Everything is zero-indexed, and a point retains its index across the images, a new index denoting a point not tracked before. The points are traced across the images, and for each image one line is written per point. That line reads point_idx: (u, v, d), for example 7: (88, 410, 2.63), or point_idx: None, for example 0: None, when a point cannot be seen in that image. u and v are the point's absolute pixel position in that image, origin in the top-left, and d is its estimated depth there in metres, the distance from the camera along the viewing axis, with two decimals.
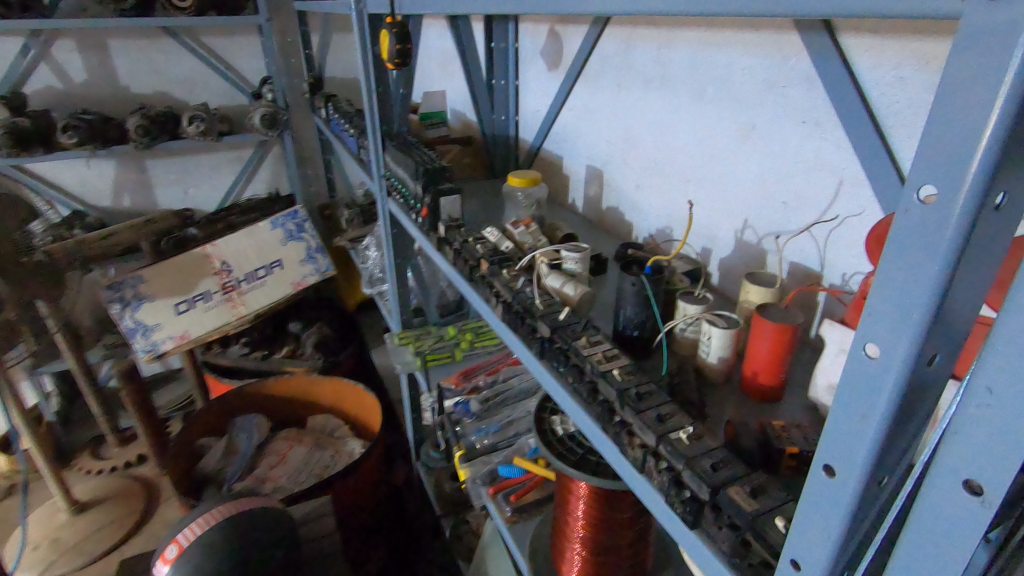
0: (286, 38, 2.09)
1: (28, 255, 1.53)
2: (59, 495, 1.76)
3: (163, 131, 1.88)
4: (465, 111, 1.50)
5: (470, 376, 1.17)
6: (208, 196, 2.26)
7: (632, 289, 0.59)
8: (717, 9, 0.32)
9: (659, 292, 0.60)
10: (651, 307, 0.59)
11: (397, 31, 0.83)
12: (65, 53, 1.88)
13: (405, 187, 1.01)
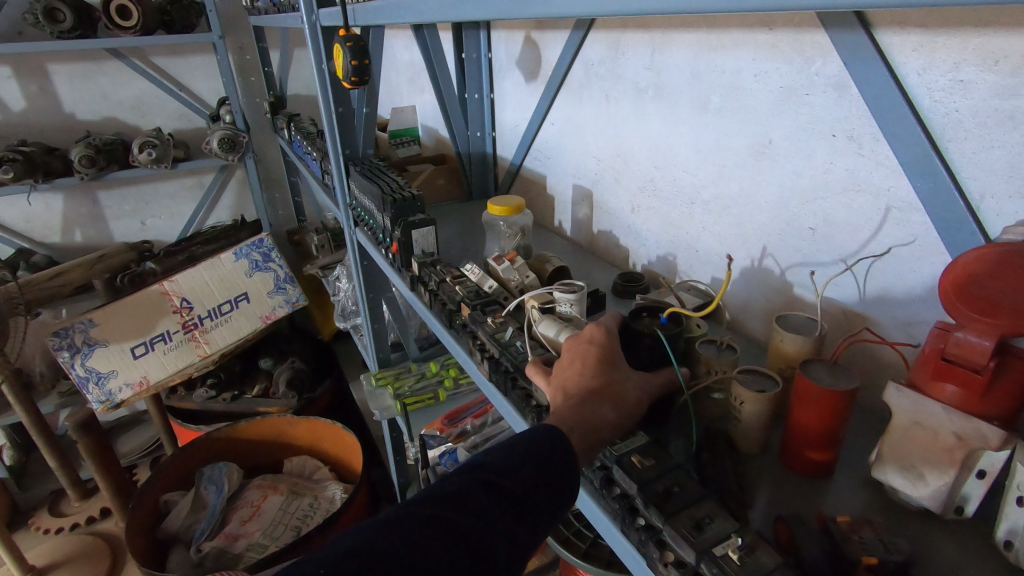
0: (244, 55, 1.96)
1: None
2: (12, 563, 1.60)
3: (112, 160, 1.75)
4: (438, 127, 1.40)
5: (456, 420, 1.06)
6: (168, 226, 2.13)
7: (650, 343, 0.52)
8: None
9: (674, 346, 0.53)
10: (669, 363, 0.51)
11: (352, 45, 0.73)
12: (1, 81, 1.74)
13: (372, 219, 0.91)
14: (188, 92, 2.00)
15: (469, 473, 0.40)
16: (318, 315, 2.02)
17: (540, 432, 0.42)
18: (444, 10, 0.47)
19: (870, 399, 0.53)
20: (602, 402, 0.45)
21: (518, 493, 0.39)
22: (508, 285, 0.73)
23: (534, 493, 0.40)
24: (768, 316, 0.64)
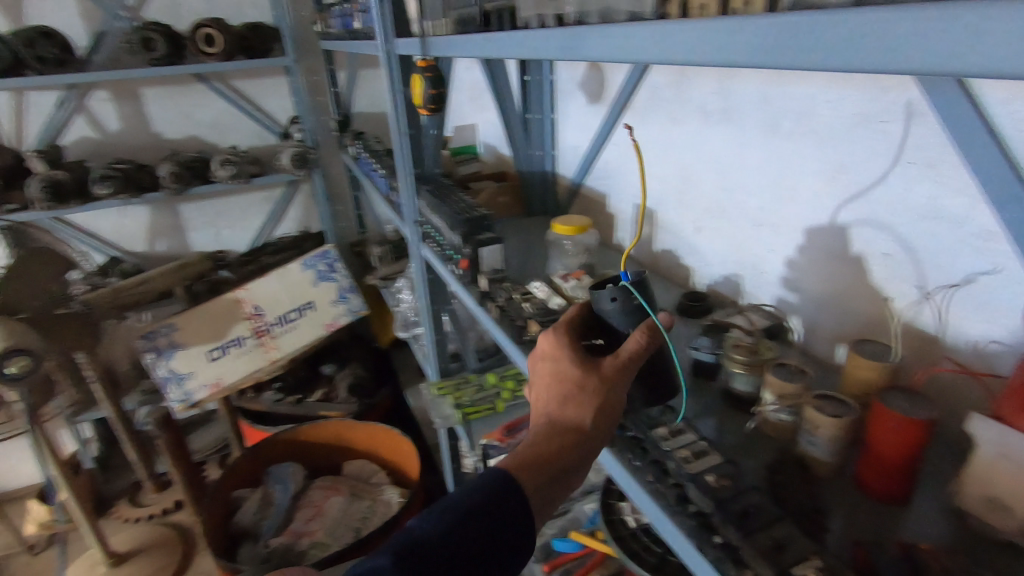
0: (313, 76, 2.08)
1: (64, 307, 1.60)
2: (98, 548, 1.73)
3: (195, 176, 1.88)
4: (498, 145, 1.45)
5: (515, 431, 1.09)
6: (241, 237, 2.26)
7: (619, 308, 0.55)
8: (903, 68, 0.23)
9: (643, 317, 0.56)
10: (637, 320, 0.55)
11: (431, 75, 0.77)
12: (100, 104, 1.92)
13: (441, 236, 0.95)
14: (262, 111, 2.13)
15: (407, 543, 0.44)
16: (378, 324, 2.10)
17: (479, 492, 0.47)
18: (513, 47, 0.50)
19: (951, 429, 0.52)
20: (570, 425, 0.49)
21: (456, 557, 0.44)
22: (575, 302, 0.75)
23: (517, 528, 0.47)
24: (838, 339, 0.64)
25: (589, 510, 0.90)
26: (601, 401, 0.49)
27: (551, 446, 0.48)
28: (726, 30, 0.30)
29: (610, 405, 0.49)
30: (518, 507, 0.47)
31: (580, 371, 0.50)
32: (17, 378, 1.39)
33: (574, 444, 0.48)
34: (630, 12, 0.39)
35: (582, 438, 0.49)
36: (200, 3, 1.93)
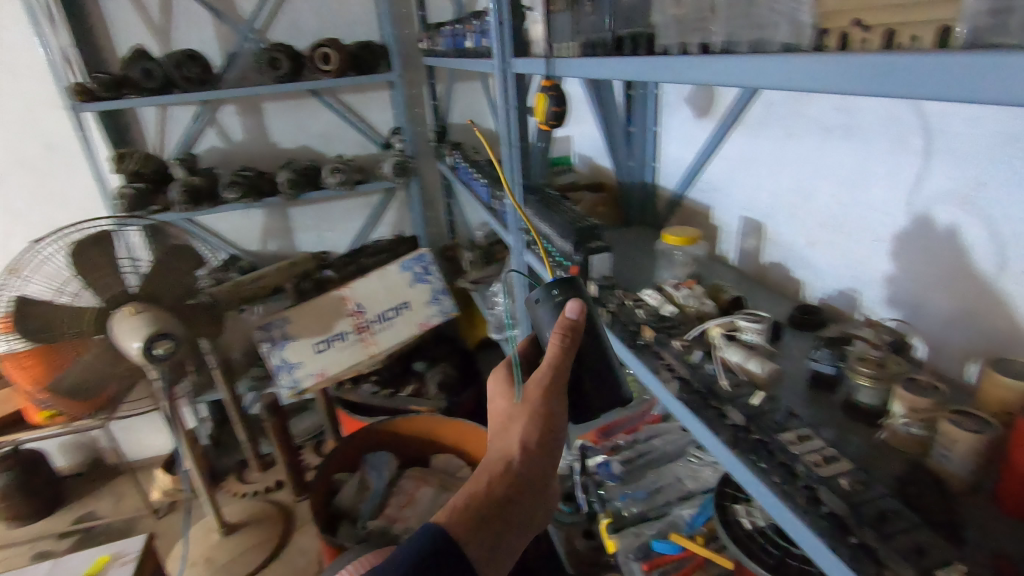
0: (414, 90, 2.21)
1: (195, 297, 1.78)
2: (214, 517, 1.92)
3: (309, 183, 2.06)
4: (594, 156, 1.50)
5: (609, 435, 1.14)
6: (341, 239, 2.43)
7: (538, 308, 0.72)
8: None
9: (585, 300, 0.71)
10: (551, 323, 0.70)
11: (555, 94, 0.83)
12: (229, 117, 2.14)
13: (550, 244, 1.00)
14: (366, 123, 2.28)
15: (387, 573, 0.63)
16: (465, 326, 2.20)
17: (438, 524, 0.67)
18: (649, 73, 0.54)
19: None
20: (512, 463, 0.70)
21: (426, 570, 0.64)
22: (686, 310, 0.78)
23: (491, 556, 0.68)
24: (968, 358, 0.63)
25: (687, 516, 0.92)
26: (533, 435, 0.69)
27: (502, 485, 0.70)
28: (895, 63, 0.32)
29: (543, 434, 0.69)
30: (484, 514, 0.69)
31: (512, 418, 0.70)
32: (162, 359, 1.57)
33: (517, 476, 0.70)
34: (785, 45, 0.43)
35: (522, 469, 0.70)
36: (317, 24, 2.11)
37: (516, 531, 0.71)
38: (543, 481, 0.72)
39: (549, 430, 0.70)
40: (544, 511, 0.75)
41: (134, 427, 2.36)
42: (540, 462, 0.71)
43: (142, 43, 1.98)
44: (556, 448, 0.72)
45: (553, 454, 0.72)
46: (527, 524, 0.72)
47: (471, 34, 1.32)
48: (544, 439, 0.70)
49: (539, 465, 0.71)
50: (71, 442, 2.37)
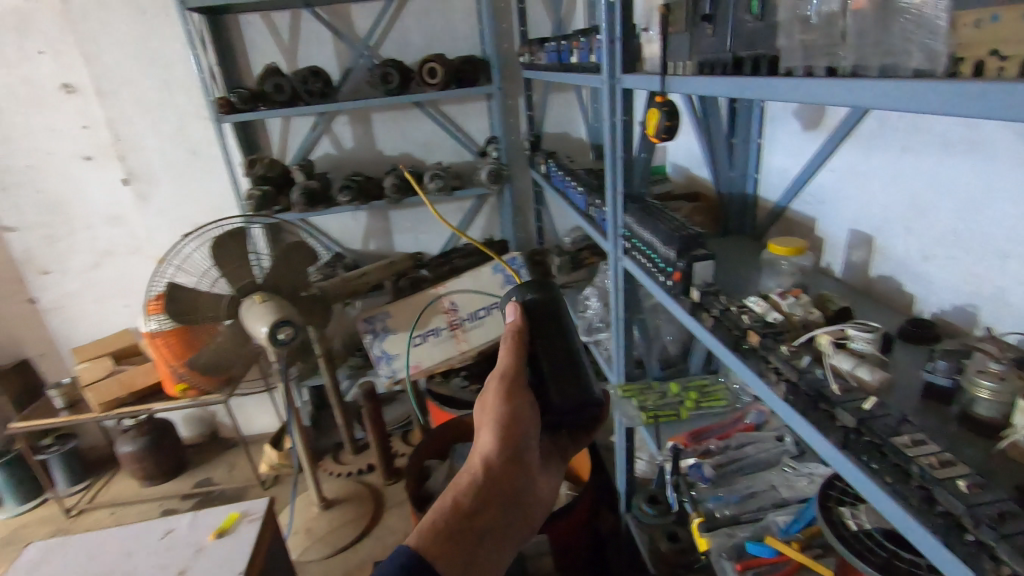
0: (510, 100, 2.31)
1: (307, 290, 1.97)
2: (315, 492, 2.10)
3: (411, 188, 2.21)
4: (690, 166, 1.52)
5: (700, 439, 1.16)
6: (435, 241, 2.57)
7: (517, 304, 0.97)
8: None
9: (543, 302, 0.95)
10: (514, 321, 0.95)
11: (668, 110, 0.88)
12: (342, 127, 2.34)
13: (653, 250, 1.04)
14: (463, 132, 2.41)
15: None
16: None
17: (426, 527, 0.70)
18: (771, 93, 0.59)
19: None
20: (487, 468, 0.75)
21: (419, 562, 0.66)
22: (792, 318, 0.81)
23: (477, 564, 0.69)
24: None
25: (781, 522, 0.95)
26: (503, 429, 0.78)
27: (480, 493, 0.73)
28: (1012, 91, 0.36)
29: (510, 426, 0.78)
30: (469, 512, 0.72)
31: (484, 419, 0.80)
32: (286, 343, 1.76)
33: (496, 480, 0.75)
34: (916, 70, 0.47)
35: (497, 474, 0.75)
36: (424, 41, 2.27)
37: (499, 542, 0.72)
38: (521, 486, 0.77)
39: (516, 423, 0.79)
40: (527, 524, 0.78)
41: (247, 405, 2.62)
42: (514, 458, 0.77)
43: (273, 60, 2.22)
44: (528, 448, 0.80)
45: (525, 453, 0.79)
46: (511, 536, 0.74)
47: (576, 50, 1.39)
48: (513, 434, 0.78)
49: (514, 464, 0.77)
50: (194, 415, 2.68)
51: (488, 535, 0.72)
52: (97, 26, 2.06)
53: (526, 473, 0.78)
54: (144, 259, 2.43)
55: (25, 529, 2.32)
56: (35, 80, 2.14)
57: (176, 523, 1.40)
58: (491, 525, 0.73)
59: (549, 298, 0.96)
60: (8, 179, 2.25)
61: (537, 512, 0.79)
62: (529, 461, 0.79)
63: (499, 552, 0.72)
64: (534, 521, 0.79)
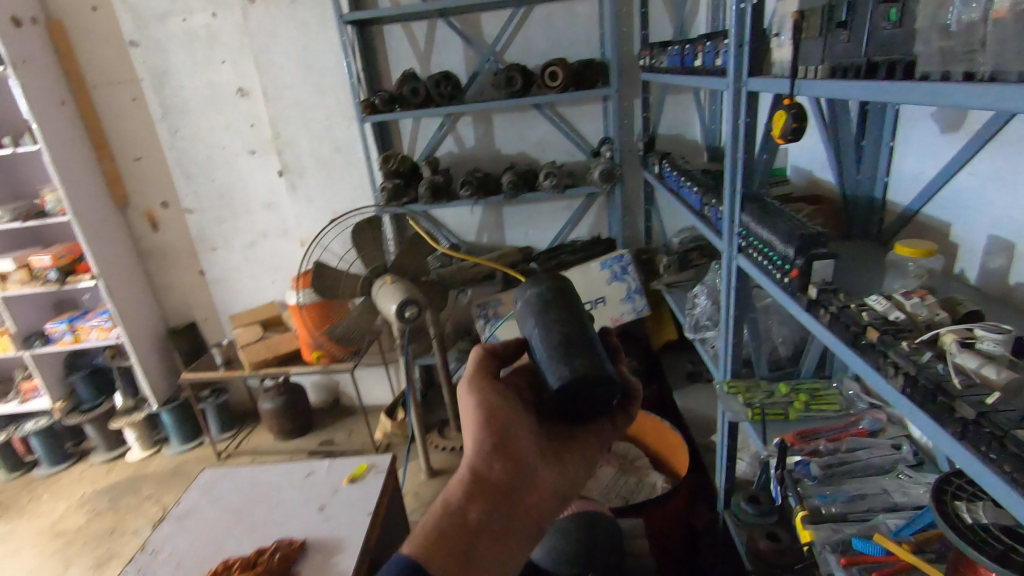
0: (627, 101, 2.36)
1: (426, 275, 2.15)
2: (424, 461, 2.30)
3: (527, 185, 2.34)
4: (813, 168, 1.50)
5: (808, 439, 1.17)
6: (543, 237, 2.68)
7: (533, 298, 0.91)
8: None
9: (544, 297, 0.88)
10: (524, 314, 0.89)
11: (795, 112, 0.91)
12: (465, 127, 2.53)
13: (771, 249, 1.06)
14: (578, 133, 2.50)
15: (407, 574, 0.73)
16: (653, 327, 2.32)
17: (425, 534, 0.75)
18: (906, 97, 0.62)
19: None
20: (474, 472, 0.77)
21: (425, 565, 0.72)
22: (916, 318, 0.81)
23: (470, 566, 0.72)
24: None
25: (892, 524, 0.94)
26: (486, 431, 0.78)
27: (469, 497, 0.76)
28: None
29: (494, 427, 0.79)
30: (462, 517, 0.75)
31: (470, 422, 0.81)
32: (410, 320, 1.96)
33: (484, 482, 0.77)
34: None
35: (484, 476, 0.77)
36: (546, 46, 2.39)
37: (496, 540, 0.75)
38: (515, 483, 0.79)
39: (501, 423, 0.79)
40: (532, 518, 0.79)
41: (366, 378, 2.90)
42: (502, 458, 0.78)
43: (409, 66, 2.45)
44: (518, 444, 0.80)
45: (516, 451, 0.79)
46: (512, 533, 0.77)
47: (701, 54, 1.43)
48: (499, 434, 0.79)
49: (504, 464, 0.78)
50: (321, 382, 3.01)
51: (481, 536, 0.75)
52: (268, 38, 2.39)
53: (519, 467, 0.79)
54: (292, 241, 2.78)
55: (186, 464, 2.75)
56: (218, 85, 2.53)
57: (317, 467, 1.62)
58: (484, 526, 0.75)
59: (552, 286, 0.89)
60: (191, 169, 2.68)
61: (542, 505, 0.79)
62: (522, 458, 0.80)
63: (499, 549, 0.75)
64: (541, 514, 0.79)
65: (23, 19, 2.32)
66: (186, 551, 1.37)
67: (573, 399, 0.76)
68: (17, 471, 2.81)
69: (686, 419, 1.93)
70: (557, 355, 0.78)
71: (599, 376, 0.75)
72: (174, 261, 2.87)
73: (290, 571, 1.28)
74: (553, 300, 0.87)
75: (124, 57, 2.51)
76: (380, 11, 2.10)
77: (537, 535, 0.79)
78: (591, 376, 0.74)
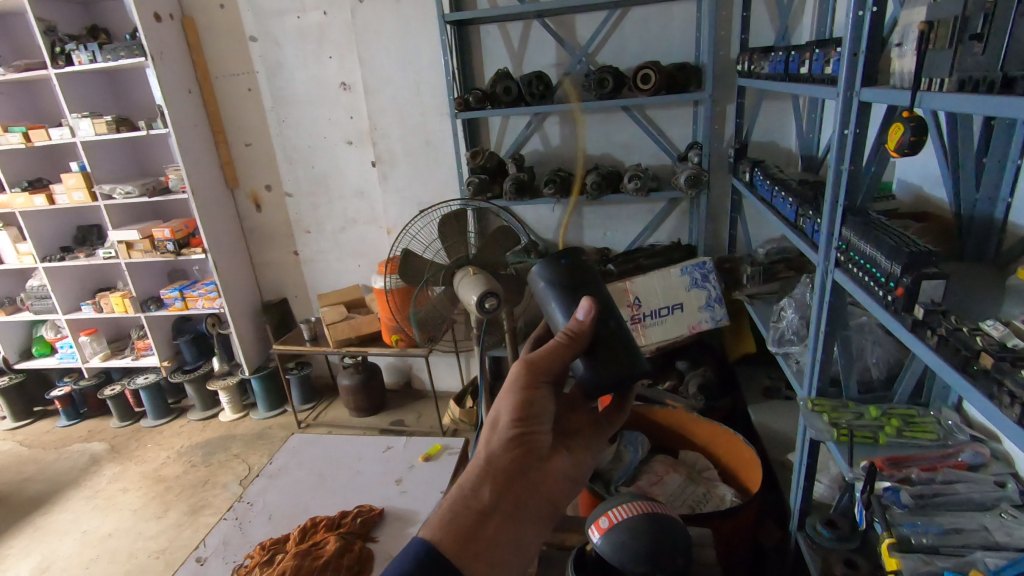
0: (720, 107, 2.32)
1: (504, 269, 2.20)
2: None
3: (610, 186, 2.35)
4: (922, 184, 1.43)
5: (900, 465, 1.10)
6: (621, 239, 2.68)
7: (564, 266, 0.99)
8: None
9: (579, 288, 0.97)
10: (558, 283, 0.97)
11: (914, 125, 0.89)
12: (552, 126, 2.57)
13: (875, 266, 1.03)
14: (665, 136, 2.48)
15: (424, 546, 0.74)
16: (731, 338, 2.28)
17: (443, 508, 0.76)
18: None
19: None
20: (492, 455, 0.80)
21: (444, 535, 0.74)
22: None
23: (487, 541, 0.74)
24: None
25: (991, 562, 0.90)
26: (516, 415, 0.82)
27: (485, 479, 0.79)
28: None
29: (524, 411, 0.82)
30: (483, 496, 0.78)
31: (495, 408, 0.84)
32: (488, 312, 1.98)
33: (505, 464, 0.80)
34: None
35: (505, 460, 0.80)
36: (640, 48, 2.38)
37: (511, 520, 0.77)
38: (531, 469, 0.82)
39: (532, 408, 0.82)
40: (544, 503, 0.82)
41: (439, 364, 3.02)
42: (523, 443, 0.82)
43: (503, 65, 2.52)
44: (541, 430, 0.84)
45: (537, 436, 0.83)
46: (526, 516, 0.79)
47: (808, 61, 1.39)
48: (527, 418, 0.82)
49: (523, 448, 0.82)
50: (395, 364, 3.16)
51: (497, 517, 0.77)
52: (373, 36, 2.53)
53: (537, 454, 0.83)
54: (379, 229, 2.94)
55: (270, 429, 2.97)
56: (324, 79, 2.71)
57: (395, 443, 1.72)
58: (501, 506, 0.78)
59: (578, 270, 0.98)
60: (294, 156, 2.88)
61: (555, 490, 0.83)
62: (540, 444, 0.84)
63: (512, 530, 0.77)
64: (553, 499, 0.83)
65: (162, 15, 2.58)
66: (277, 506, 1.50)
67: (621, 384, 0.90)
68: (128, 419, 3.15)
69: (761, 434, 1.88)
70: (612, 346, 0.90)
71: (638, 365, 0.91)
72: (272, 240, 3.10)
73: (369, 535, 1.38)
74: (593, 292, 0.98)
75: (244, 51, 2.74)
76: (480, 11, 2.17)
77: (548, 521, 0.81)
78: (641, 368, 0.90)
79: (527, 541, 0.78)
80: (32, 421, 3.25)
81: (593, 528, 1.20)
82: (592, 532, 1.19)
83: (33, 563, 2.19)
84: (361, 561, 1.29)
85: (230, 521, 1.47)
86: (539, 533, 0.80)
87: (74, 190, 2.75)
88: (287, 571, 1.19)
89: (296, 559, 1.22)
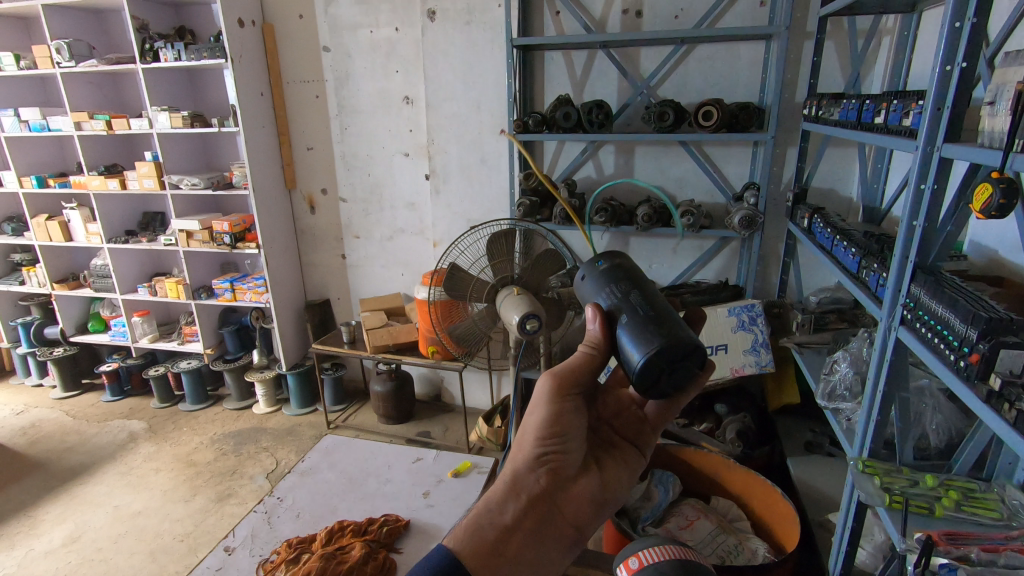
0: (783, 149, 2.29)
1: (547, 292, 2.19)
2: None
3: (661, 220, 2.32)
4: (996, 247, 1.38)
5: (959, 542, 1.03)
6: (666, 273, 2.64)
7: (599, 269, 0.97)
8: None
9: (616, 285, 0.92)
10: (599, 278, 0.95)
11: (1005, 188, 0.86)
12: (607, 155, 2.58)
13: (947, 329, 0.98)
14: (721, 174, 2.46)
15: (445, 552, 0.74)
16: (774, 386, 2.21)
17: (468, 518, 0.76)
18: None
19: None
20: (517, 473, 0.79)
21: (466, 545, 0.73)
22: None
23: (505, 558, 0.73)
24: None
25: None
26: (543, 432, 0.79)
27: (510, 497, 0.77)
28: None
29: (553, 431, 0.80)
30: (505, 511, 0.76)
31: (524, 423, 0.82)
32: (529, 333, 1.95)
33: (531, 482, 0.78)
34: None
35: (530, 479, 0.78)
36: (703, 84, 2.38)
37: (533, 542, 0.76)
38: (556, 488, 0.79)
39: (559, 426, 0.80)
40: (568, 525, 0.79)
41: (470, 379, 3.04)
42: (549, 461, 0.80)
43: (565, 91, 2.55)
44: (568, 447, 0.81)
45: (564, 456, 0.80)
46: (548, 538, 0.77)
47: (884, 111, 1.36)
48: (555, 437, 0.80)
49: (551, 468, 0.79)
50: (428, 376, 3.19)
51: (517, 536, 0.75)
52: (439, 54, 2.60)
53: (564, 474, 0.80)
54: (426, 240, 2.99)
55: (300, 426, 3.01)
56: (389, 92, 2.80)
57: (425, 455, 1.72)
58: (522, 524, 0.76)
59: (616, 266, 0.95)
60: (352, 163, 2.97)
61: (580, 511, 0.80)
62: (567, 463, 0.81)
63: (533, 551, 0.76)
64: (577, 525, 0.80)
65: (246, 21, 2.71)
66: (305, 505, 1.51)
67: (661, 374, 0.80)
68: (168, 401, 3.25)
69: (800, 490, 1.81)
70: (645, 333, 0.81)
71: (679, 350, 0.79)
72: (322, 242, 3.18)
73: (393, 546, 1.37)
74: (627, 284, 0.91)
75: (316, 60, 2.85)
76: (548, 38, 2.20)
77: (572, 546, 0.79)
78: (681, 346, 0.79)
79: (548, 561, 0.76)
80: (78, 393, 3.39)
81: (622, 567, 1.14)
82: (621, 572, 1.14)
83: (65, 532, 2.26)
84: (384, 572, 1.28)
85: (259, 514, 1.49)
86: (561, 557, 0.78)
87: (145, 177, 2.89)
88: (313, 572, 1.19)
89: (321, 561, 1.22)
